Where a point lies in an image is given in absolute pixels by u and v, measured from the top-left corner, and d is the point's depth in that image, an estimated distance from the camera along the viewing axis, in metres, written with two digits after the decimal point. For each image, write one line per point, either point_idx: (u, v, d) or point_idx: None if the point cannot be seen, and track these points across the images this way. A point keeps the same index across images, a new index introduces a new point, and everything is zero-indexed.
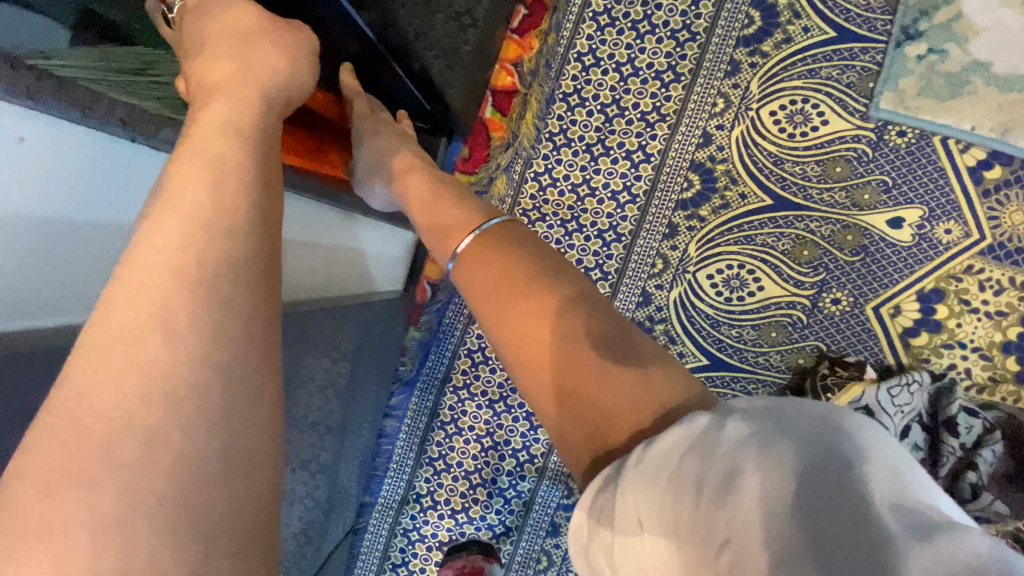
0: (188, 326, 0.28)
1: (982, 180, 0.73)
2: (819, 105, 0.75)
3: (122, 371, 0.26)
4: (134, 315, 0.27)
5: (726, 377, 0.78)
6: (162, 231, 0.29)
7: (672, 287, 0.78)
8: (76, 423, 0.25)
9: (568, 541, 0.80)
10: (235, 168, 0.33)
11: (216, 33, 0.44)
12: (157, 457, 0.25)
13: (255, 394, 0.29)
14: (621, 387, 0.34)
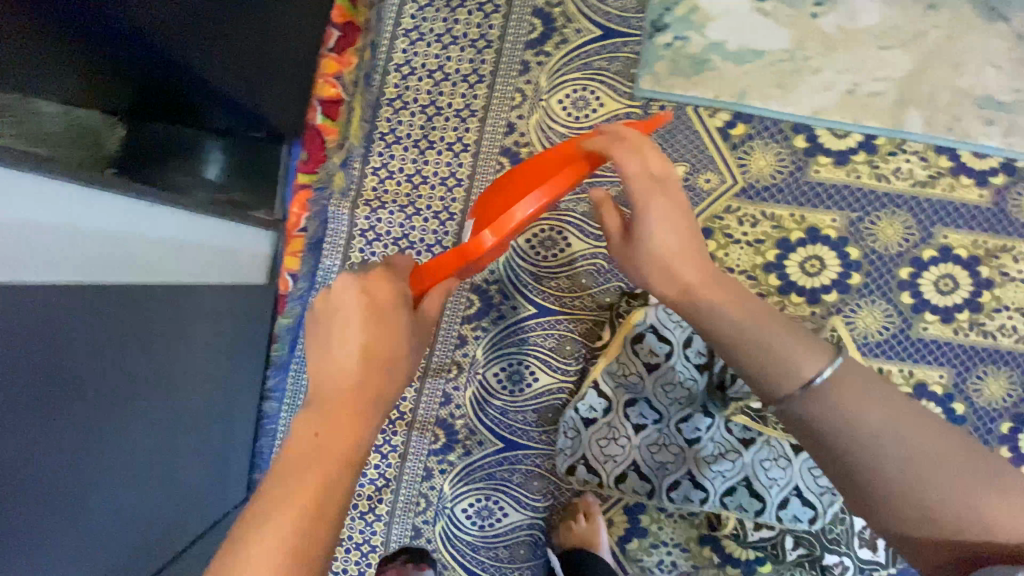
0: (321, 494, 0.44)
1: (729, 137, 0.92)
2: (596, 91, 0.92)
3: (282, 495, 0.43)
4: (296, 466, 0.45)
5: (553, 322, 0.94)
6: (317, 415, 0.48)
7: (500, 253, 0.93)
8: (259, 523, 0.42)
9: (440, 481, 0.94)
10: (382, 347, 0.51)
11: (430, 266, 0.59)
12: (275, 555, 0.40)
13: (318, 526, 0.43)
14: (940, 496, 0.46)
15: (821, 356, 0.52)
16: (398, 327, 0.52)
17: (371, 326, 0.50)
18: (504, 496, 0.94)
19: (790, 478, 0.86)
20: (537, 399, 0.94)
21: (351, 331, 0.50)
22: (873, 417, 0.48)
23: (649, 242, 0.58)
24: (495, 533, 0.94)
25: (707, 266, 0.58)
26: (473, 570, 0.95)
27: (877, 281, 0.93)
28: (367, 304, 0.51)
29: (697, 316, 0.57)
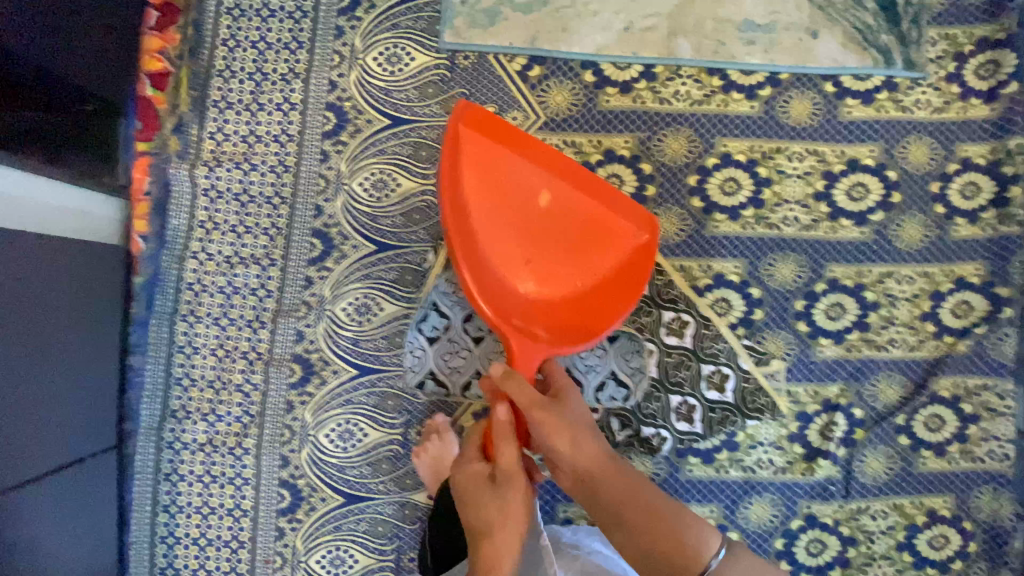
0: (495, 540, 0.81)
1: (529, 78, 1.05)
2: (406, 48, 1.04)
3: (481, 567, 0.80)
4: (490, 552, 0.80)
5: (392, 256, 1.03)
6: (508, 527, 0.82)
7: (335, 197, 1.03)
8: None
9: (302, 412, 1.04)
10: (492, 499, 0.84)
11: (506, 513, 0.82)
12: None
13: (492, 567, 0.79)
14: (658, 542, 0.74)
15: (703, 548, 0.72)
16: (519, 495, 0.83)
17: (507, 532, 0.81)
18: (362, 419, 1.04)
19: (602, 364, 1.03)
20: (384, 327, 1.03)
21: (493, 510, 0.83)
22: (665, 526, 0.75)
23: (586, 441, 0.82)
24: (358, 453, 1.04)
25: (598, 458, 0.81)
26: (342, 489, 1.05)
27: (670, 190, 1.07)
28: (493, 496, 0.83)
29: (588, 486, 0.80)
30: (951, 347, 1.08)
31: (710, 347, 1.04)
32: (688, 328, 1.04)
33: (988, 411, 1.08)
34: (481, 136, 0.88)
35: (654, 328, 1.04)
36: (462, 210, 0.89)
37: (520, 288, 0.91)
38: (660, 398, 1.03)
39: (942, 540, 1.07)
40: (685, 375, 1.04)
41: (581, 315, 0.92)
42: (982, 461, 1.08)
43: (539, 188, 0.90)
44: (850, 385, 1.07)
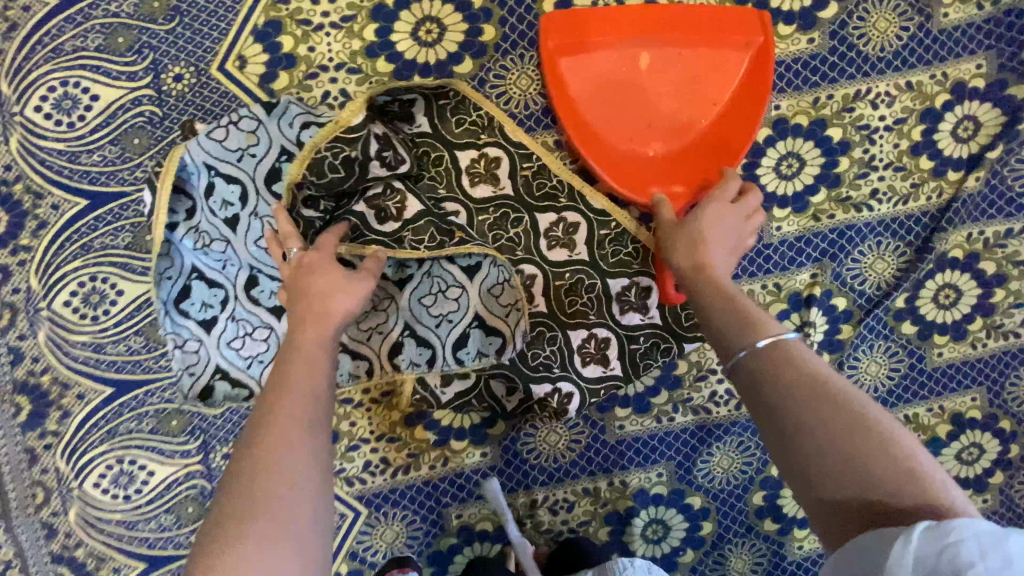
0: (312, 336, 0.53)
1: None
2: None
3: (286, 384, 0.49)
4: (294, 364, 0.50)
5: (116, 210, 0.69)
6: (328, 296, 0.55)
7: (7, 139, 0.69)
8: (273, 423, 0.46)
9: (52, 460, 0.72)
10: (311, 280, 0.57)
11: (317, 274, 0.57)
12: (284, 427, 0.46)
13: (301, 373, 0.50)
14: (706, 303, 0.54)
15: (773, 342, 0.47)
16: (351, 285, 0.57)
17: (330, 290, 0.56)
18: (140, 452, 0.72)
19: (460, 308, 0.70)
20: (133, 317, 0.70)
21: (325, 286, 0.56)
22: (722, 307, 0.52)
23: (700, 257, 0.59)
24: (147, 500, 0.73)
25: (694, 251, 0.59)
26: (138, 552, 0.73)
27: (516, 24, 0.70)
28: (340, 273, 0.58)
29: (698, 263, 0.58)
30: (957, 186, 0.75)
31: (614, 251, 0.72)
32: (576, 230, 0.72)
33: (1018, 266, 0.77)
34: (579, 35, 0.68)
35: (528, 241, 0.71)
36: (585, 72, 0.69)
37: (638, 156, 0.71)
38: (557, 338, 0.72)
39: (975, 452, 0.79)
40: (585, 297, 0.72)
41: (719, 157, 0.70)
42: (1017, 336, 0.78)
43: (636, 49, 0.69)
44: (825, 268, 0.75)
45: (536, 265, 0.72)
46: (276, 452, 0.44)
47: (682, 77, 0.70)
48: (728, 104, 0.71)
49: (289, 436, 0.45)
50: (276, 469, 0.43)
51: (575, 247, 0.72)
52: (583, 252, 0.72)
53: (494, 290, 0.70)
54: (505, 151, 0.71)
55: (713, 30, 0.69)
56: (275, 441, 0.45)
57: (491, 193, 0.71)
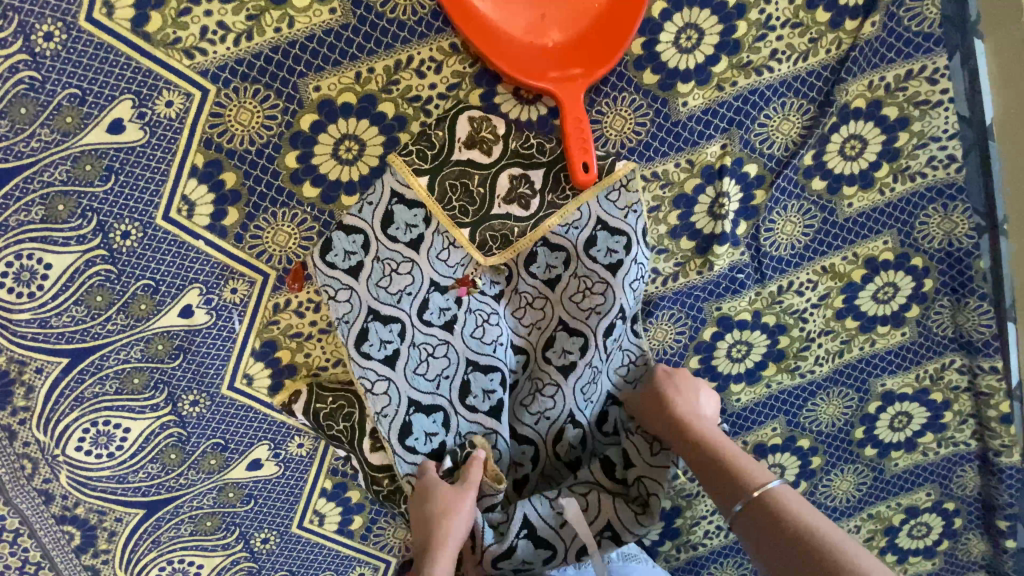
0: (442, 506, 0.67)
1: None
2: None
3: (435, 531, 0.66)
4: (437, 527, 0.66)
5: (19, 184, 0.68)
6: (444, 488, 0.69)
7: None
8: (431, 564, 0.64)
9: (30, 433, 0.76)
10: (432, 500, 0.68)
11: (436, 492, 0.69)
12: (439, 563, 0.64)
13: (448, 528, 0.66)
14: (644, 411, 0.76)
15: (749, 479, 0.61)
16: (459, 512, 0.67)
17: (451, 501, 0.68)
18: (113, 412, 0.76)
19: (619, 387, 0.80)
20: (69, 288, 0.72)
21: (441, 499, 0.68)
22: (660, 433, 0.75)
23: (679, 417, 0.71)
24: (129, 454, 0.78)
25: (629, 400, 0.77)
26: (135, 500, 0.79)
27: None
28: (447, 486, 0.69)
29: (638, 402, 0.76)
30: (855, 34, 0.76)
31: (528, 160, 0.73)
32: (488, 139, 0.72)
33: (919, 107, 0.79)
34: None
35: (442, 152, 0.71)
36: None
37: (530, 47, 0.70)
38: (487, 251, 0.73)
39: (890, 291, 0.86)
40: (504, 207, 0.73)
41: (614, 43, 0.69)
42: (922, 176, 0.82)
43: None
44: (733, 137, 0.76)
45: (453, 175, 0.72)
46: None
47: None
48: None
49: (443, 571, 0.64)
50: None
51: (490, 158, 0.72)
52: (499, 162, 0.72)
53: (414, 207, 0.72)
54: (400, 61, 0.70)
55: None
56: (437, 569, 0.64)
57: (395, 104, 0.71)
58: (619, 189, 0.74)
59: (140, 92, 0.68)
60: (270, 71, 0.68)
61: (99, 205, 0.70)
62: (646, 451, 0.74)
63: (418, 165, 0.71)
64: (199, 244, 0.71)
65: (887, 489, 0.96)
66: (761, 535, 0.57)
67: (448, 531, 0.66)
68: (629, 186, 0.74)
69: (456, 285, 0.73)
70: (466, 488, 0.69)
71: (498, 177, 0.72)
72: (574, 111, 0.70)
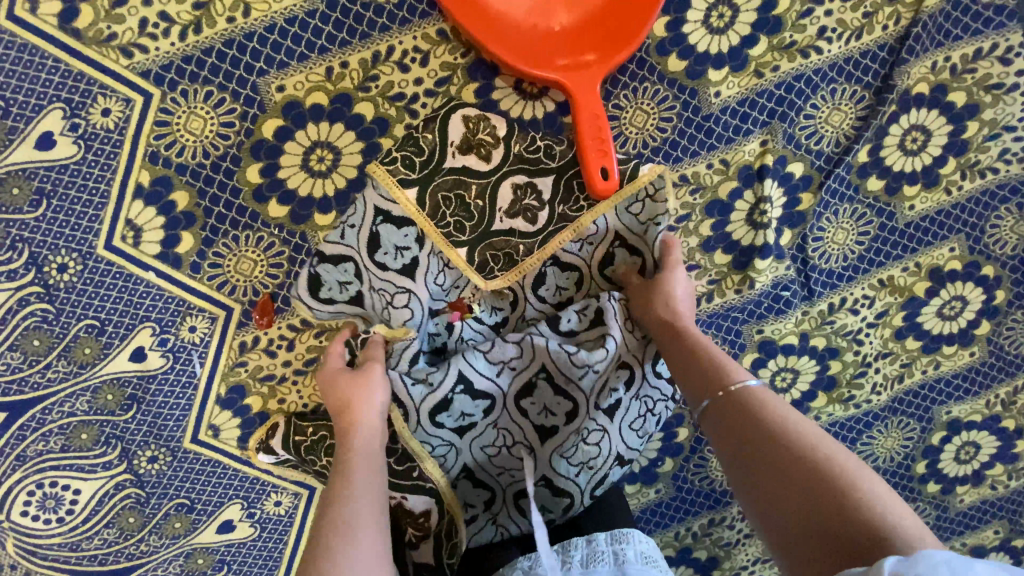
0: (344, 397, 0.56)
1: None
2: None
3: (342, 427, 0.55)
4: (340, 420, 0.55)
5: None
6: (339, 377, 0.58)
7: None
8: (341, 463, 0.51)
9: None
10: (334, 395, 0.57)
11: (332, 381, 0.58)
12: (346, 457, 0.52)
13: (354, 420, 0.54)
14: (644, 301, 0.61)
15: (725, 374, 0.51)
16: (367, 395, 0.56)
17: (349, 384, 0.56)
18: (60, 473, 0.65)
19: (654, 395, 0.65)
20: (0, 333, 0.61)
21: (338, 386, 0.57)
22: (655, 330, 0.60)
23: (659, 290, 0.60)
24: (82, 519, 0.67)
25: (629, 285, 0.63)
26: (91, 570, 0.69)
27: None
28: (342, 377, 0.57)
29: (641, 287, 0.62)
30: (918, 7, 0.64)
31: (535, 166, 0.61)
32: (488, 143, 0.60)
33: (992, 91, 0.68)
34: None
35: (432, 158, 0.60)
36: None
37: (531, 31, 0.58)
38: (487, 273, 0.62)
39: (957, 306, 0.74)
40: (507, 222, 0.62)
41: (631, 22, 0.58)
42: (994, 172, 0.70)
43: None
44: (775, 132, 0.65)
45: (446, 185, 0.60)
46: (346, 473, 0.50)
47: None
48: None
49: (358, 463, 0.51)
50: (359, 484, 0.49)
51: (489, 163, 0.61)
52: (500, 170, 0.61)
53: (405, 225, 0.60)
54: (380, 52, 0.59)
55: None
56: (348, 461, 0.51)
57: (374, 104, 0.60)
58: (642, 200, 0.62)
59: (71, 99, 0.57)
60: (224, 70, 0.57)
61: (30, 234, 0.59)
62: (621, 319, 0.62)
63: (404, 175, 0.60)
64: (149, 275, 0.61)
65: (951, 528, 0.85)
66: (734, 461, 0.47)
67: (357, 418, 0.54)
68: (657, 193, 0.62)
69: (450, 309, 0.64)
70: (367, 369, 0.58)
71: (500, 187, 0.61)
72: (586, 103, 0.58)
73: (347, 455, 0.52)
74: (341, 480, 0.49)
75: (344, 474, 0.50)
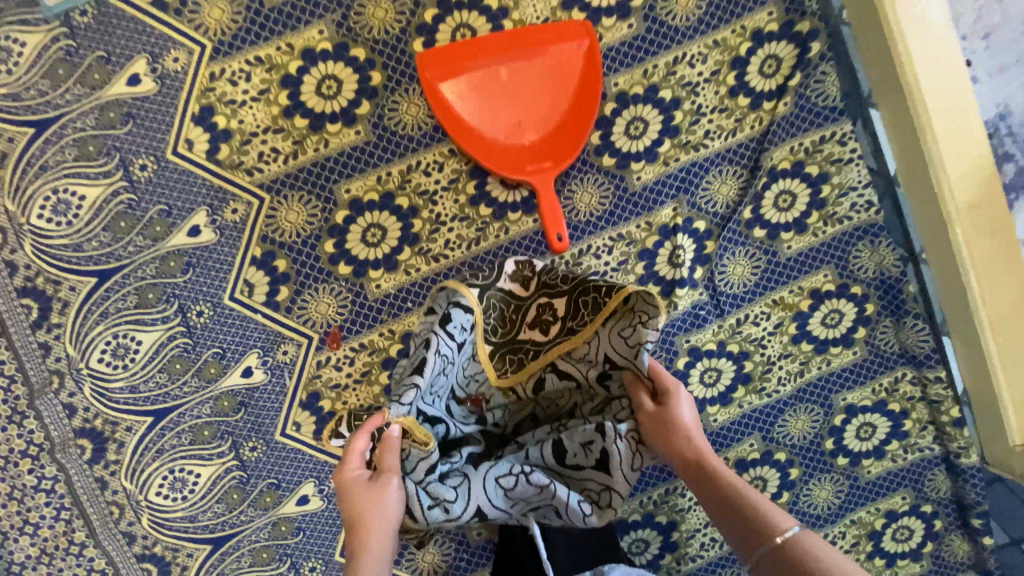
0: (359, 505, 0.72)
1: (168, 7, 0.84)
2: (8, 33, 0.83)
3: (357, 529, 0.72)
4: (355, 526, 0.72)
5: (119, 279, 0.87)
6: (358, 482, 0.73)
7: (23, 244, 0.86)
8: (354, 564, 0.71)
9: (119, 482, 0.91)
10: (352, 501, 0.72)
11: (352, 485, 0.73)
12: (359, 563, 0.71)
13: (365, 530, 0.71)
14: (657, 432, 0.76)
15: (773, 523, 0.67)
16: (388, 503, 0.71)
17: (365, 500, 0.71)
18: (186, 461, 0.91)
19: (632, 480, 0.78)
20: (155, 359, 0.89)
21: (357, 497, 0.72)
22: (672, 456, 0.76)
23: (672, 424, 0.75)
24: (199, 496, 0.92)
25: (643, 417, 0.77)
26: (203, 537, 0.93)
27: (396, 66, 0.88)
28: (364, 487, 0.72)
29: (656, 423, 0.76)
30: (772, 113, 0.94)
31: (554, 291, 0.84)
32: (528, 276, 0.86)
33: (836, 164, 0.96)
34: (448, 68, 0.87)
35: (491, 278, 0.84)
36: (463, 95, 0.88)
37: (509, 148, 0.89)
38: (503, 371, 0.83)
39: (836, 316, 1.00)
40: (527, 331, 0.84)
41: (572, 141, 0.89)
42: (849, 219, 0.97)
43: (495, 67, 0.88)
44: (682, 201, 0.94)
45: (497, 299, 0.84)
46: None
47: (536, 80, 0.89)
48: (573, 94, 0.90)
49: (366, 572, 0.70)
50: None
51: (528, 291, 0.85)
52: (534, 295, 0.85)
53: (471, 312, 0.80)
54: (411, 164, 0.90)
55: (552, 36, 0.88)
56: (360, 565, 0.71)
57: (408, 197, 0.90)
58: (634, 324, 0.74)
59: (212, 203, 0.87)
60: (311, 180, 0.88)
61: (180, 292, 0.88)
62: (626, 461, 0.74)
63: (472, 280, 0.83)
64: (258, 316, 0.89)
65: (867, 495, 1.05)
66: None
67: (369, 534, 0.71)
68: (649, 324, 0.72)
69: (470, 402, 0.83)
70: (379, 481, 0.72)
71: (530, 307, 0.85)
72: (545, 196, 0.89)
73: (365, 557, 0.71)
74: None
75: None
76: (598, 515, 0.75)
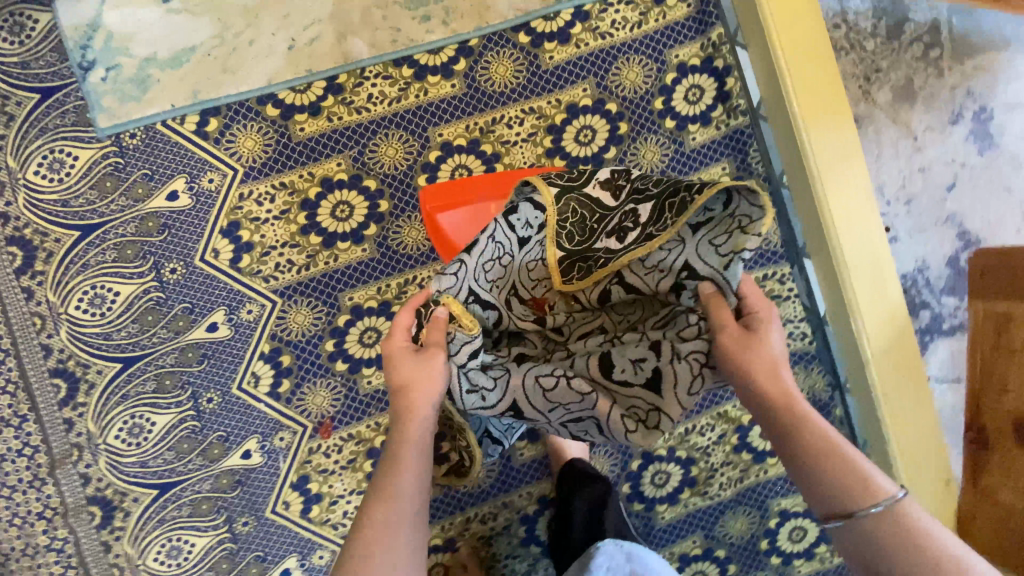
0: (405, 383, 0.70)
1: (208, 135, 0.98)
2: (65, 149, 0.95)
3: (402, 406, 0.70)
4: (401, 400, 0.70)
5: (141, 366, 0.99)
6: (404, 360, 0.72)
7: (59, 331, 0.97)
8: (402, 439, 0.70)
9: (122, 547, 1.00)
10: (399, 378, 0.71)
11: (401, 356, 0.73)
12: (405, 443, 0.70)
13: (411, 407, 0.70)
14: (744, 353, 0.62)
15: (878, 490, 0.60)
16: (434, 372, 0.69)
17: (412, 370, 0.70)
18: (184, 531, 1.01)
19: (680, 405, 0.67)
20: (166, 438, 1.00)
21: (406, 370, 0.70)
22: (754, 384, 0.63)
23: (756, 345, 0.63)
24: (192, 564, 1.01)
25: (730, 334, 0.62)
26: None
27: (402, 198, 1.02)
28: (413, 361, 0.71)
29: (744, 347, 0.62)
30: None
31: (642, 195, 0.71)
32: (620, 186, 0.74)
33: (775, 299, 1.10)
34: (447, 204, 1.00)
35: (581, 178, 0.76)
36: (457, 226, 0.99)
37: None
38: (567, 280, 0.73)
39: None
40: (603, 240, 0.72)
41: None
42: (787, 345, 1.11)
43: (487, 206, 0.99)
44: None
45: (577, 204, 0.75)
46: (408, 456, 0.69)
47: None
48: None
49: (415, 449, 0.69)
50: (409, 475, 0.68)
51: (617, 201, 0.74)
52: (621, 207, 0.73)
53: (542, 211, 0.76)
54: (408, 279, 1.03)
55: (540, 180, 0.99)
56: (408, 446, 0.69)
57: (403, 306, 1.03)
58: (730, 231, 0.62)
59: (230, 304, 1.00)
60: (320, 288, 1.01)
61: (195, 380, 1.00)
62: (684, 385, 0.65)
63: (554, 179, 0.77)
64: (261, 405, 1.01)
65: None
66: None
67: (417, 407, 0.70)
68: (748, 229, 0.60)
69: (531, 302, 0.76)
70: (427, 357, 0.70)
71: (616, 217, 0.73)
72: None
73: (413, 427, 0.70)
74: (396, 471, 0.68)
75: (398, 463, 0.69)
76: (642, 433, 0.67)
